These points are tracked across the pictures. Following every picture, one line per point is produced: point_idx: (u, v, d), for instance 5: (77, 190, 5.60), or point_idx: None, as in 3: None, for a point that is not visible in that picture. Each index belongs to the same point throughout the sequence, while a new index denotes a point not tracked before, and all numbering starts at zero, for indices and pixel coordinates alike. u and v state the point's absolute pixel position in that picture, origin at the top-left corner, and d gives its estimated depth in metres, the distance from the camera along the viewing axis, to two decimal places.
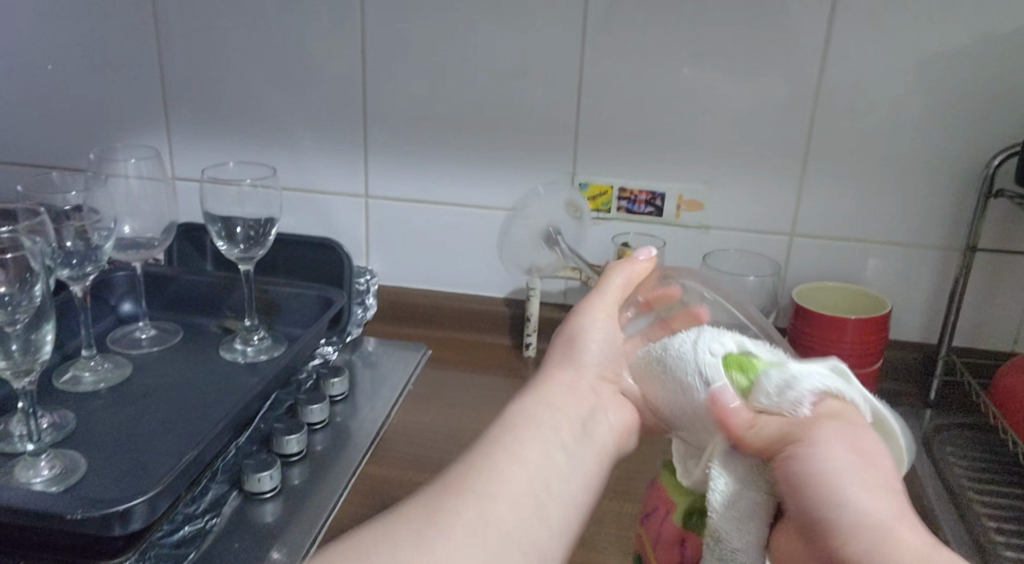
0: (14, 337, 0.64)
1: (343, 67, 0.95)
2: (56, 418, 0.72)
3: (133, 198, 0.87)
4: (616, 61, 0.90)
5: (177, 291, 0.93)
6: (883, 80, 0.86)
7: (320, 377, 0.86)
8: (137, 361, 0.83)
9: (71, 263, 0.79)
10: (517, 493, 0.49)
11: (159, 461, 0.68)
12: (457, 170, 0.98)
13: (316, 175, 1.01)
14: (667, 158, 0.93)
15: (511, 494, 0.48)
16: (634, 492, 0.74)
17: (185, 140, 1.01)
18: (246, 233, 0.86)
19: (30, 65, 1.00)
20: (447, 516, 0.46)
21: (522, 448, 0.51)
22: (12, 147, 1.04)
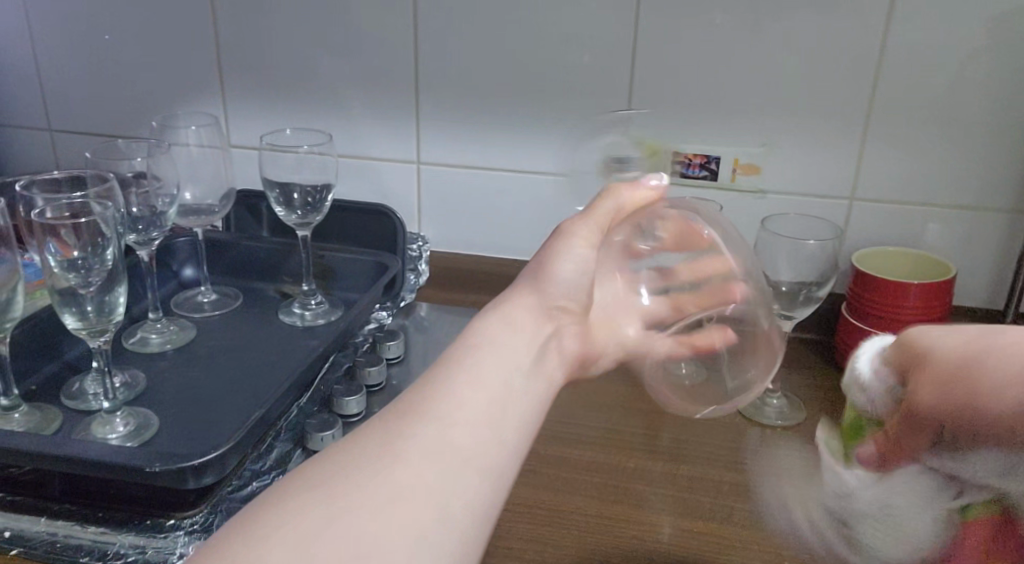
0: (89, 298, 0.67)
1: (396, 33, 0.95)
2: (127, 377, 0.74)
3: (193, 164, 0.88)
4: (672, 22, 0.89)
5: (237, 256, 0.95)
6: (950, 37, 0.83)
7: (376, 340, 0.88)
8: (200, 325, 0.85)
9: (137, 227, 0.81)
10: (472, 421, 0.47)
11: (227, 420, 0.70)
12: (508, 135, 0.98)
13: (370, 142, 1.02)
14: (722, 122, 0.92)
15: (457, 418, 0.47)
16: (687, 456, 0.74)
17: (241, 108, 1.02)
18: (304, 200, 0.88)
19: (88, 35, 1.02)
20: (401, 440, 0.45)
21: (458, 382, 0.49)
22: (75, 119, 1.07)
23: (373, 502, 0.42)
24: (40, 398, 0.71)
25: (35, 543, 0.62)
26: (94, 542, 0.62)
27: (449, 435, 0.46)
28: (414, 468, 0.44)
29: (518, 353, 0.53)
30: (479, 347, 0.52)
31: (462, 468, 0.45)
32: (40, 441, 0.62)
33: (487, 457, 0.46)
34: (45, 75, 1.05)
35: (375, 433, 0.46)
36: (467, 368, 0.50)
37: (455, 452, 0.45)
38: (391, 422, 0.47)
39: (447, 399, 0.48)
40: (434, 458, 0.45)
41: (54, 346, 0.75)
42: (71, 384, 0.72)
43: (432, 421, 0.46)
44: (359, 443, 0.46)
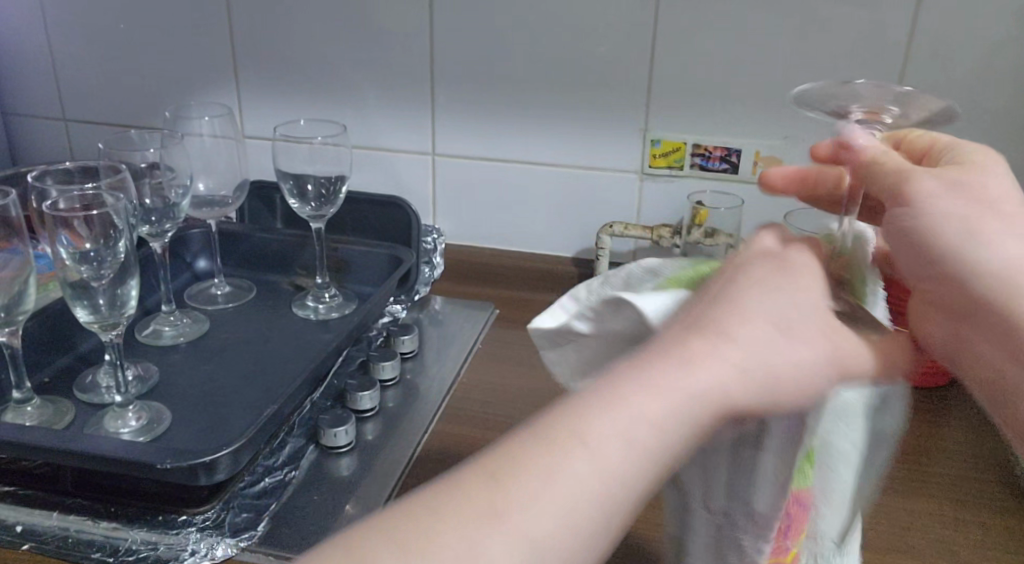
0: (101, 292, 0.66)
1: (413, 23, 0.94)
2: (140, 371, 0.74)
3: (207, 155, 0.88)
4: (693, 11, 0.87)
5: (251, 248, 0.94)
6: (981, 28, 0.81)
7: (391, 334, 0.87)
8: (213, 317, 0.85)
9: (150, 219, 0.81)
10: (615, 448, 0.36)
11: (240, 415, 0.69)
12: (526, 126, 0.96)
13: (385, 133, 1.00)
14: (743, 114, 0.90)
15: (630, 428, 0.37)
16: None
17: (256, 99, 1.02)
18: (318, 191, 0.86)
19: (101, 24, 1.01)
20: (565, 443, 0.36)
21: (625, 402, 0.37)
22: (90, 109, 1.06)
23: (534, 506, 0.35)
24: (52, 391, 0.70)
25: (46, 537, 0.61)
26: (106, 537, 0.62)
27: (615, 451, 0.36)
28: (571, 481, 0.36)
29: (712, 373, 0.38)
30: (727, 350, 0.38)
31: (617, 487, 0.36)
32: (53, 437, 0.61)
33: (642, 479, 0.37)
34: (60, 64, 1.04)
35: (521, 451, 0.36)
36: (653, 379, 0.37)
37: (619, 467, 0.36)
38: (546, 431, 0.37)
39: (607, 415, 0.37)
40: (597, 472, 0.36)
41: (66, 338, 0.75)
42: (84, 377, 0.72)
43: (586, 428, 0.37)
44: (511, 456, 0.36)
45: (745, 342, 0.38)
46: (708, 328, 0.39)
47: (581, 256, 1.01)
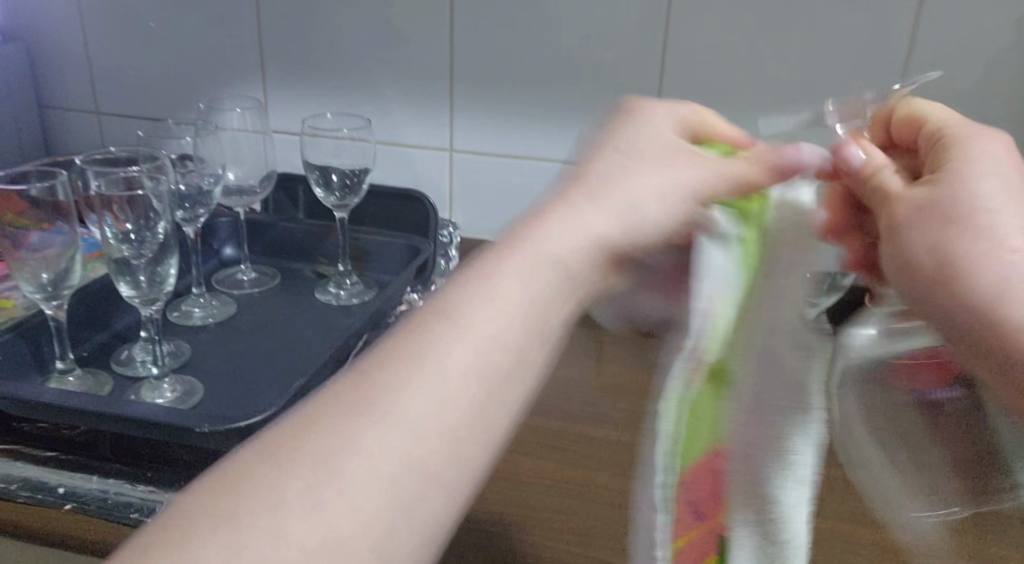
0: (142, 268, 0.70)
1: (434, 25, 0.98)
2: (173, 347, 0.78)
3: (237, 147, 0.92)
4: (704, 15, 0.91)
5: (275, 237, 0.98)
6: (978, 38, 0.85)
7: (410, 321, 0.91)
8: (240, 300, 0.89)
9: (185, 206, 0.85)
10: (425, 390, 0.41)
11: (268, 388, 0.73)
12: (540, 124, 1.00)
13: (405, 130, 1.05)
14: (750, 117, 0.94)
15: (426, 376, 0.41)
16: None
17: (282, 94, 1.06)
18: (342, 182, 0.90)
19: (136, 21, 1.06)
20: (358, 395, 0.41)
21: (427, 343, 0.42)
22: (121, 102, 1.10)
23: (340, 455, 0.39)
24: (92, 364, 0.74)
25: (88, 498, 0.64)
26: (145, 499, 0.65)
27: (409, 394, 0.41)
28: (374, 429, 0.40)
29: (482, 318, 0.44)
30: (436, 315, 0.44)
31: (426, 424, 0.40)
32: (97, 402, 0.65)
33: (451, 419, 0.41)
34: (95, 60, 1.09)
35: (314, 410, 0.41)
36: (412, 339, 0.43)
37: (423, 406, 0.41)
38: (339, 391, 0.41)
39: (400, 365, 0.42)
40: (389, 410, 0.40)
41: (104, 315, 0.79)
42: (121, 352, 0.76)
43: (384, 382, 0.41)
44: (312, 418, 0.40)
45: (468, 290, 0.45)
46: (604, 199, 0.48)
47: None
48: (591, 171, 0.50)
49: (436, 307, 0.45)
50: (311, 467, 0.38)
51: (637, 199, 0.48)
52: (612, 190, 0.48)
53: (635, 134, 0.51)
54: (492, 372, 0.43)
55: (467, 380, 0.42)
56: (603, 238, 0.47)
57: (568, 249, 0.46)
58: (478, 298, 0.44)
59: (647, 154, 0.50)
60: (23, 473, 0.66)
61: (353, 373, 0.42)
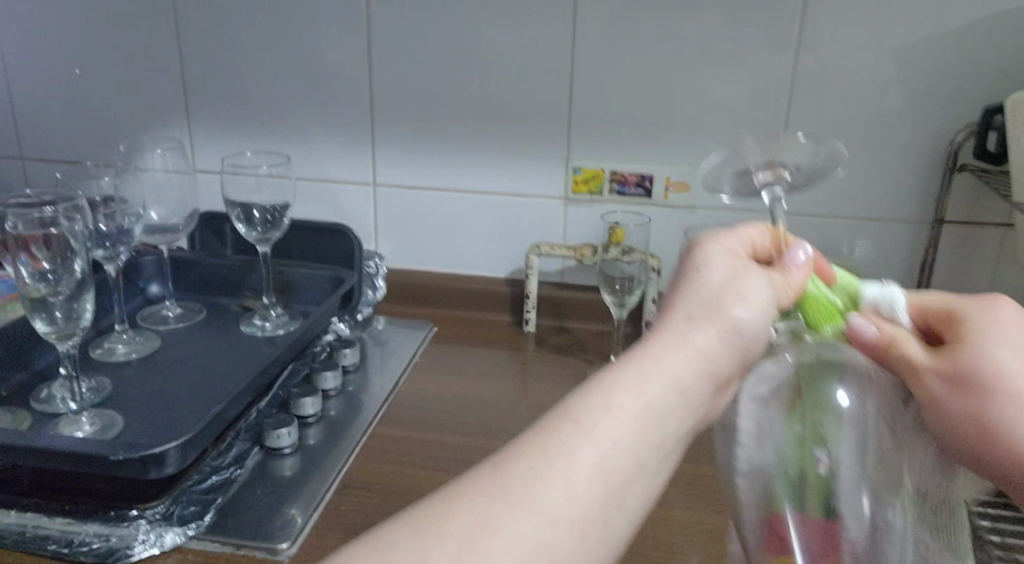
0: (57, 304, 0.72)
1: (353, 65, 1.02)
2: (94, 383, 0.79)
3: (160, 188, 0.94)
4: (607, 49, 0.97)
5: (201, 273, 1.00)
6: (854, 66, 0.92)
7: (334, 349, 0.94)
8: (165, 336, 0.90)
9: (104, 244, 0.86)
10: (568, 484, 0.44)
11: (188, 417, 0.75)
12: (459, 157, 1.05)
13: (328, 166, 1.08)
14: (653, 144, 1.00)
15: (574, 472, 0.45)
16: None
17: (207, 135, 1.09)
18: (263, 217, 0.92)
19: (63, 68, 1.08)
20: (512, 479, 0.44)
21: (574, 447, 0.45)
22: (46, 146, 1.12)
23: (484, 538, 0.42)
24: (13, 402, 0.75)
25: (5, 532, 0.66)
26: (62, 530, 0.66)
27: (555, 489, 0.44)
28: (519, 514, 0.43)
29: (620, 432, 0.46)
30: (579, 416, 0.47)
31: (559, 522, 0.43)
32: (14, 436, 0.66)
33: (591, 520, 0.44)
34: (23, 107, 1.10)
35: (465, 491, 0.44)
36: (564, 440, 0.46)
37: (568, 506, 0.44)
38: (488, 479, 0.44)
39: (549, 461, 0.45)
40: (532, 504, 0.43)
41: (26, 354, 0.80)
42: (40, 390, 0.77)
43: (531, 472, 0.44)
44: (459, 498, 0.43)
45: (603, 396, 0.48)
46: (674, 319, 0.52)
47: (514, 277, 1.09)
48: (687, 293, 0.53)
49: (579, 403, 0.47)
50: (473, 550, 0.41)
51: (722, 321, 0.52)
52: (716, 296, 0.53)
53: (712, 250, 0.56)
54: (628, 483, 0.46)
55: (593, 487, 0.44)
56: (705, 358, 0.51)
57: (678, 371, 0.49)
58: (614, 405, 0.47)
59: (726, 275, 0.54)
60: None
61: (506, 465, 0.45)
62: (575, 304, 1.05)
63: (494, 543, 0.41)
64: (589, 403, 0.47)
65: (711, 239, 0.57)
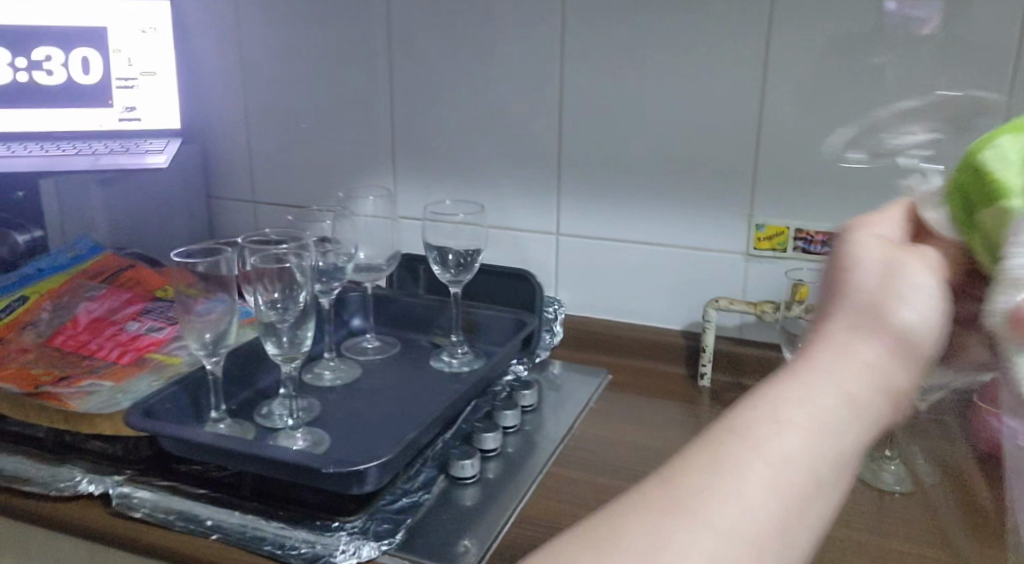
0: (284, 330, 0.81)
1: (545, 123, 1.09)
2: (306, 403, 0.88)
3: (368, 229, 1.03)
4: (795, 108, 0.97)
5: (397, 311, 1.09)
6: None
7: (513, 389, 0.99)
8: (366, 367, 1.00)
9: (322, 279, 0.97)
10: (738, 510, 0.41)
11: (384, 440, 0.82)
12: (641, 211, 1.08)
13: (516, 216, 1.15)
14: (842, 203, 0.98)
15: (741, 495, 0.41)
16: None
17: (410, 184, 1.19)
18: (457, 261, 1.00)
19: (292, 123, 1.22)
20: (672, 506, 0.41)
21: (738, 467, 0.42)
22: (274, 192, 1.27)
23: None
24: (240, 415, 0.86)
25: (230, 530, 0.73)
26: (276, 533, 0.73)
27: (719, 515, 0.40)
28: (684, 544, 0.40)
29: (788, 451, 0.42)
30: (740, 435, 0.43)
31: (728, 551, 0.40)
32: (243, 444, 0.76)
33: (764, 548, 0.40)
34: (258, 158, 1.26)
35: (619, 520, 0.42)
36: (727, 462, 0.42)
37: (737, 532, 0.40)
38: (644, 507, 0.42)
39: (713, 486, 0.41)
40: (698, 532, 0.40)
41: (252, 374, 0.91)
42: (262, 407, 0.87)
43: (691, 497, 0.41)
44: (614, 529, 0.41)
45: (764, 414, 0.43)
46: (845, 315, 0.45)
47: (690, 329, 1.10)
48: (851, 287, 0.46)
49: (737, 422, 0.44)
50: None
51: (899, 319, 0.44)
52: (885, 289, 0.45)
53: (866, 236, 0.48)
54: (805, 503, 0.42)
55: (775, 501, 0.41)
56: (879, 370, 0.44)
57: (847, 379, 0.43)
58: (780, 422, 0.43)
59: (881, 268, 0.45)
60: (182, 506, 0.76)
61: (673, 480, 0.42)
62: (753, 360, 1.04)
63: (673, 557, 0.40)
64: (758, 423, 0.43)
65: (849, 237, 0.49)
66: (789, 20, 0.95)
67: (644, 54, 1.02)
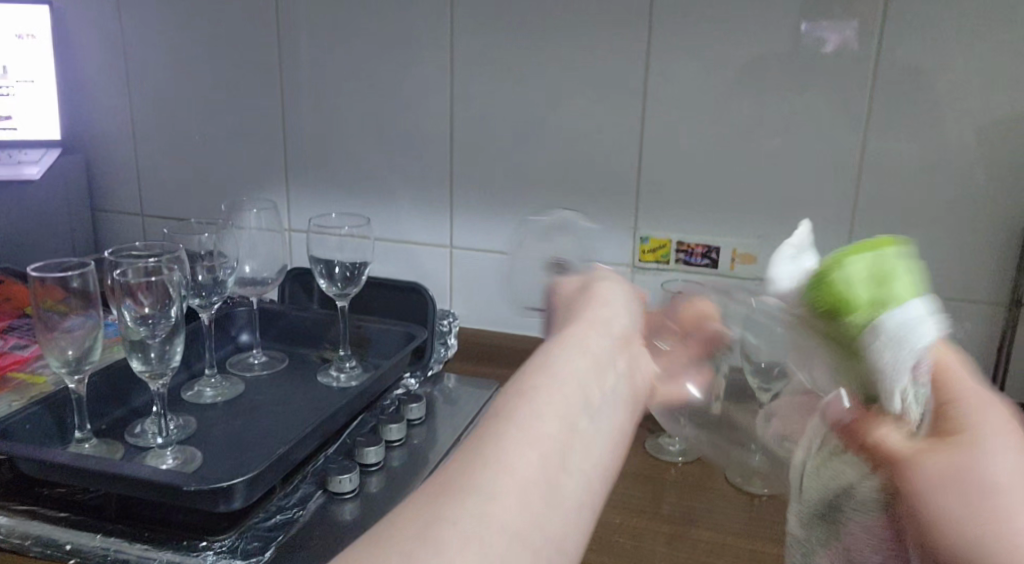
0: (154, 347, 0.79)
1: (436, 137, 1.10)
2: (181, 421, 0.86)
3: (254, 244, 1.02)
4: (674, 127, 1.01)
5: (285, 326, 1.08)
6: (924, 146, 0.93)
7: (401, 402, 0.99)
8: (251, 383, 0.98)
9: (200, 292, 0.94)
10: (540, 455, 0.47)
11: (259, 457, 0.81)
12: (530, 225, 1.10)
13: (408, 229, 1.15)
14: (719, 217, 1.02)
15: (536, 447, 0.47)
16: (681, 517, 0.85)
17: (301, 198, 1.18)
18: (343, 273, 0.99)
19: (181, 134, 1.20)
20: (468, 481, 0.45)
21: (531, 422, 0.48)
22: (162, 205, 1.24)
23: (455, 538, 0.43)
24: (109, 434, 0.83)
25: (90, 554, 0.71)
26: (140, 557, 0.71)
27: (518, 465, 0.46)
28: (486, 502, 0.44)
29: (571, 391, 0.51)
30: (530, 397, 0.50)
31: (530, 499, 0.45)
32: (104, 463, 0.73)
33: (565, 487, 0.47)
34: (144, 169, 1.23)
35: (416, 505, 0.45)
36: (519, 418, 0.48)
37: (537, 476, 0.46)
38: (436, 496, 0.45)
39: (502, 454, 0.46)
40: (496, 492, 0.45)
41: (125, 392, 0.88)
42: (134, 426, 0.85)
43: (491, 465, 0.46)
44: (403, 524, 0.44)
45: (545, 376, 0.51)
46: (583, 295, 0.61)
47: None
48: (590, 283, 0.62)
49: (514, 391, 0.50)
50: (461, 524, 0.43)
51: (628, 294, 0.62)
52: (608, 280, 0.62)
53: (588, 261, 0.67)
54: (601, 441, 0.50)
55: (557, 446, 0.48)
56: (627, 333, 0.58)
57: (602, 343, 0.55)
58: (567, 368, 0.53)
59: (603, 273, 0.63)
60: (40, 530, 0.73)
61: (490, 418, 0.49)
62: None
63: (471, 521, 0.44)
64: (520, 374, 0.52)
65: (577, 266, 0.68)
66: (666, 42, 0.98)
67: (530, 72, 1.04)
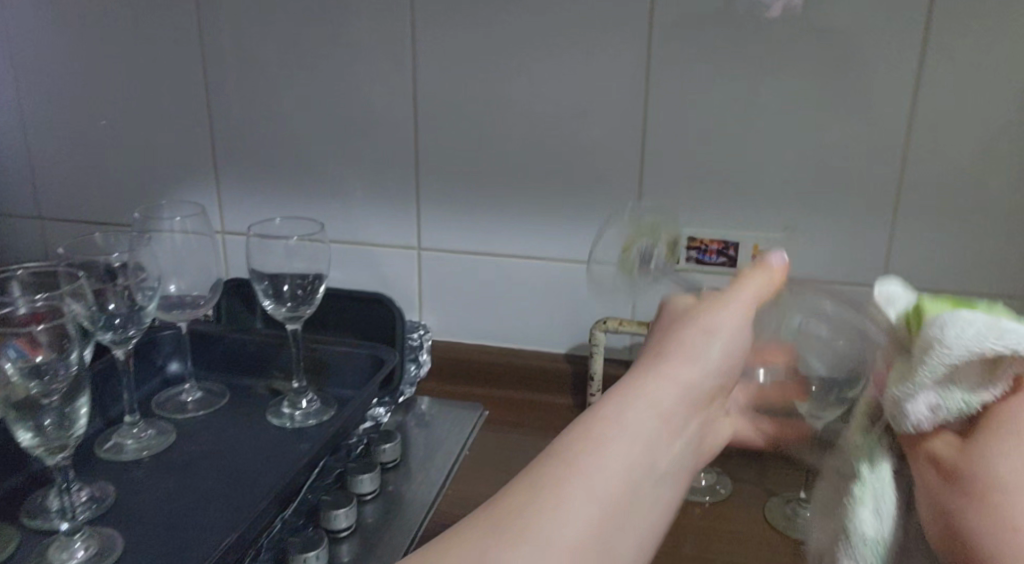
0: (51, 409, 0.61)
1: (397, 119, 0.92)
2: (95, 491, 0.69)
3: (180, 254, 0.83)
4: (684, 102, 0.85)
5: (224, 351, 0.89)
6: (978, 121, 0.80)
7: (370, 443, 0.83)
8: (183, 429, 0.80)
9: (111, 326, 0.73)
10: (631, 462, 0.51)
11: (201, 540, 0.65)
12: (512, 220, 0.93)
13: (366, 228, 0.97)
14: (738, 208, 0.87)
15: (631, 453, 0.51)
16: None
17: (235, 193, 0.99)
18: (293, 290, 0.81)
19: (83, 120, 0.99)
20: (573, 465, 0.49)
21: (626, 426, 0.52)
22: (65, 206, 1.03)
23: (569, 537, 0.46)
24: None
25: None
26: None
27: (614, 474, 0.50)
28: (582, 492, 0.48)
29: (660, 416, 0.53)
30: (624, 418, 0.52)
31: (624, 510, 0.49)
32: None
33: (648, 504, 0.51)
34: (40, 162, 1.02)
35: (533, 474, 0.49)
36: (621, 437, 0.51)
37: (626, 487, 0.50)
38: (539, 475, 0.49)
39: (603, 448, 0.51)
40: (592, 492, 0.48)
41: (18, 456, 0.70)
42: (34, 499, 0.67)
43: (594, 464, 0.50)
44: (538, 473, 0.49)
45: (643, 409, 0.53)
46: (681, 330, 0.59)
47: (573, 352, 0.97)
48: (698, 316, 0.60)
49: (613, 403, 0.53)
50: (564, 515, 0.47)
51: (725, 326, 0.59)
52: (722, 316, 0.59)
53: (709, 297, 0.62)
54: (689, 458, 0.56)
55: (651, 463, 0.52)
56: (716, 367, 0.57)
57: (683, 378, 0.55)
58: (666, 398, 0.54)
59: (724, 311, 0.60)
60: None
61: (586, 426, 0.52)
62: None
63: (559, 521, 0.47)
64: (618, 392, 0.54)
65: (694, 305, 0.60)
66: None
67: (510, 38, 0.86)
